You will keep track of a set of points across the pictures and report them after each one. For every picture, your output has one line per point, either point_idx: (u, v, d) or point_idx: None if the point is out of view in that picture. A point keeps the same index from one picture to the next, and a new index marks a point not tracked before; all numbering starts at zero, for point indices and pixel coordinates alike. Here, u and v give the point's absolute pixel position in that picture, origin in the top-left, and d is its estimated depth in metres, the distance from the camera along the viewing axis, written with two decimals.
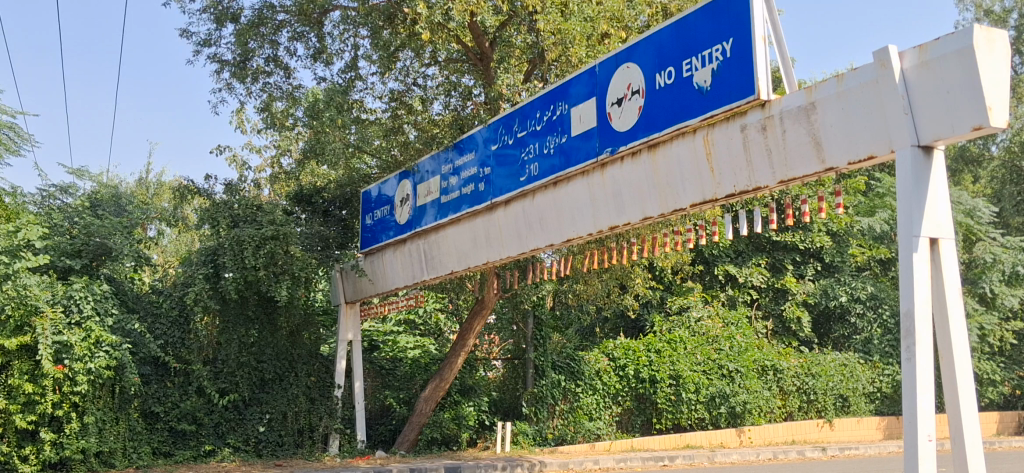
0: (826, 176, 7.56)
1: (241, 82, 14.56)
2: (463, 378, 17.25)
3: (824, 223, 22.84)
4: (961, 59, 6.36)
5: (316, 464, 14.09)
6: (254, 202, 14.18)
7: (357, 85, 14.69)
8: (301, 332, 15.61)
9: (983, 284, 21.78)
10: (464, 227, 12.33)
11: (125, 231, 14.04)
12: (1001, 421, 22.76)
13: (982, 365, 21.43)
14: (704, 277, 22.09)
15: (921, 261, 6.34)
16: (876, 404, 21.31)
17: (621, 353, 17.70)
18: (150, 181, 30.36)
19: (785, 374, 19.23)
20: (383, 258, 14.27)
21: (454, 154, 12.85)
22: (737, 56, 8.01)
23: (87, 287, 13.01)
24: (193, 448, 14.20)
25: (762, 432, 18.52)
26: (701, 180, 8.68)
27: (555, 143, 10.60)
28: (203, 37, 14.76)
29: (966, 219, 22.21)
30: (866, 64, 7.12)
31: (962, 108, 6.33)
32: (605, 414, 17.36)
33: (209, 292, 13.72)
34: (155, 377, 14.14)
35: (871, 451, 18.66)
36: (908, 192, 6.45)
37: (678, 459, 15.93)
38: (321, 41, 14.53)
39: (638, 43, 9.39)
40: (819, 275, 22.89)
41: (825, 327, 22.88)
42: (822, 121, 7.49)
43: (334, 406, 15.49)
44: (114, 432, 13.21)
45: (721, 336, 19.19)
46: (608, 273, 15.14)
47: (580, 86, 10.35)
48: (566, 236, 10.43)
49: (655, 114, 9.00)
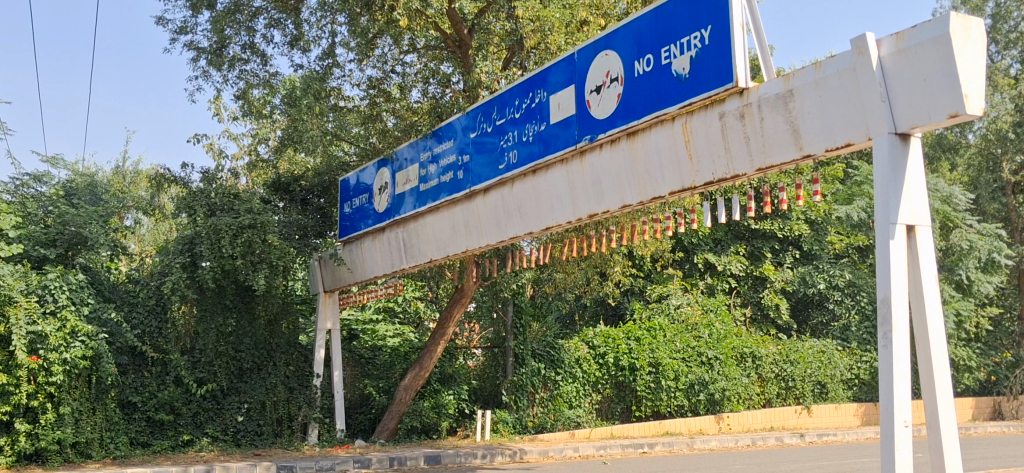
0: (804, 163, 7.57)
1: (217, 69, 14.41)
2: (443, 366, 17.06)
3: (803, 212, 23.03)
4: (938, 47, 6.37)
5: (295, 453, 14.09)
6: (231, 190, 14.10)
7: (334, 72, 14.56)
8: (278, 322, 15.54)
9: (959, 271, 21.99)
10: (443, 217, 12.28)
11: (101, 220, 13.89)
12: (976, 407, 23.06)
13: (958, 352, 21.77)
14: (684, 265, 22.26)
15: (898, 247, 6.38)
16: (854, 390, 21.37)
17: (601, 341, 17.83)
18: (126, 169, 30.07)
19: (764, 361, 19.41)
20: (362, 247, 14.21)
21: (432, 141, 12.79)
22: (716, 43, 7.99)
23: (62, 277, 12.83)
24: (171, 438, 14.05)
25: (740, 418, 18.64)
26: (680, 168, 8.70)
27: (533, 131, 10.56)
28: (179, 25, 14.62)
29: (943, 206, 22.20)
30: (844, 52, 7.12)
31: (937, 96, 6.35)
32: (585, 401, 17.39)
33: (187, 282, 13.60)
34: (132, 368, 14.05)
35: (849, 437, 18.80)
36: (886, 178, 6.48)
37: (657, 446, 16.08)
38: (298, 28, 14.38)
39: (616, 31, 9.35)
40: (798, 263, 23.04)
41: (803, 314, 23.04)
42: (800, 109, 7.49)
43: (313, 395, 15.46)
44: (90, 423, 13.07)
45: (701, 323, 19.27)
46: (587, 261, 15.17)
47: (559, 74, 10.29)
48: (545, 224, 10.42)
49: (634, 101, 8.99)
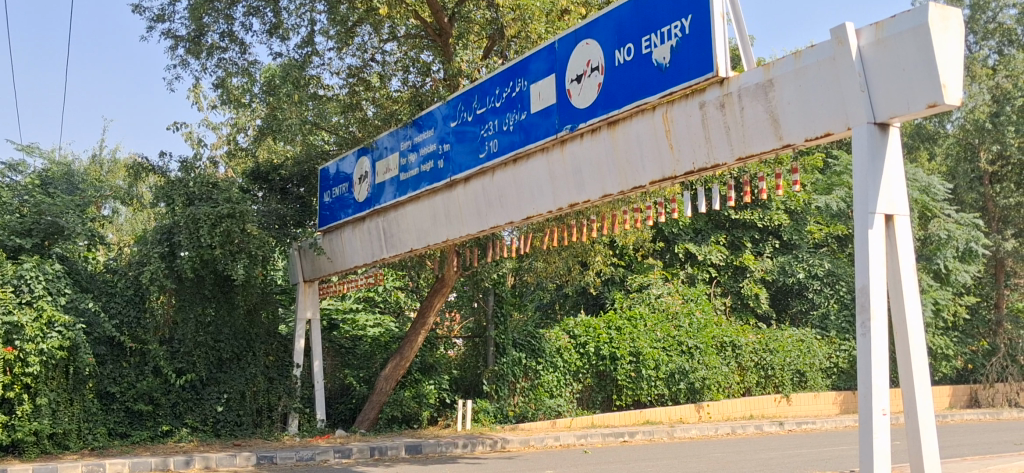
0: (784, 153, 7.58)
1: (195, 58, 14.29)
2: (423, 356, 17.00)
3: (782, 202, 23.14)
4: (917, 37, 6.39)
5: (275, 443, 14.07)
6: (209, 179, 13.99)
7: (313, 60, 14.46)
8: (258, 311, 15.42)
9: (937, 260, 22.15)
10: (423, 206, 12.25)
11: (77, 209, 13.73)
12: (953, 395, 23.36)
13: (936, 340, 22.00)
14: (664, 255, 22.35)
15: (877, 236, 6.43)
16: (833, 379, 21.51)
17: (581, 330, 17.80)
18: (103, 158, 29.90)
19: (743, 350, 19.50)
20: (343, 237, 14.15)
21: (412, 130, 12.73)
22: (696, 33, 7.98)
23: (38, 267, 12.67)
24: (150, 429, 14.04)
25: (720, 407, 18.74)
26: (660, 157, 8.71)
27: (514, 120, 10.53)
28: (157, 13, 14.48)
29: (921, 195, 22.32)
30: (824, 41, 7.12)
31: (916, 86, 6.37)
32: (565, 391, 17.41)
33: (165, 271, 13.49)
34: (110, 358, 13.80)
35: (828, 425, 18.95)
36: (865, 168, 6.51)
37: (638, 435, 16.15)
38: (277, 16, 14.26)
39: (597, 19, 9.33)
40: (778, 252, 23.16)
41: (782, 303, 23.19)
42: (779, 98, 7.49)
43: (293, 385, 15.51)
44: (68, 413, 12.95)
45: (681, 312, 19.37)
46: (568, 251, 15.18)
47: (540, 63, 10.26)
48: (526, 213, 10.41)
49: (614, 90, 8.98)
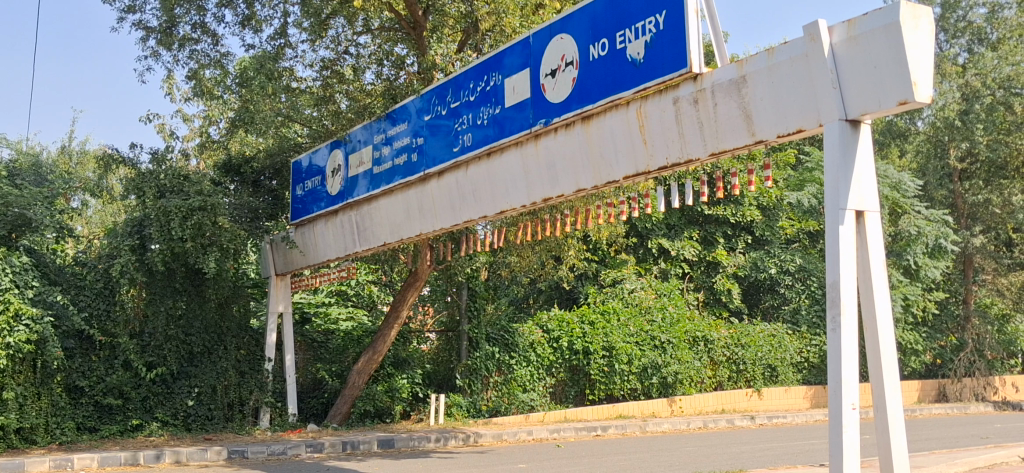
0: (756, 149, 7.61)
1: (167, 49, 14.15)
2: (396, 350, 16.80)
3: (755, 197, 23.28)
4: (888, 35, 6.43)
5: (246, 437, 14.00)
6: (181, 172, 13.90)
7: (287, 52, 14.37)
8: (229, 305, 15.31)
9: (907, 257, 22.36)
10: (397, 200, 12.20)
11: (45, 201, 13.50)
12: (922, 389, 23.66)
13: (905, 335, 22.28)
14: (638, 250, 22.44)
15: (848, 232, 6.48)
16: (803, 373, 21.68)
17: (555, 325, 17.80)
18: (72, 149, 29.60)
19: (715, 345, 19.62)
20: (315, 230, 14.08)
21: (386, 124, 12.67)
22: (670, 28, 7.99)
23: (5, 259, 12.42)
24: (120, 423, 13.92)
25: (692, 401, 18.88)
26: (634, 152, 8.72)
27: (488, 114, 10.51)
28: (127, 4, 14.32)
29: (892, 192, 22.54)
30: (797, 38, 7.14)
31: (887, 83, 6.42)
32: (539, 385, 17.41)
33: (136, 264, 13.41)
34: (79, 351, 13.63)
35: (798, 419, 19.14)
36: (836, 165, 6.57)
37: (611, 429, 16.20)
38: (249, 7, 14.15)
39: (572, 14, 9.32)
40: (749, 248, 23.34)
41: (754, 298, 23.31)
42: (752, 94, 7.51)
43: (264, 379, 15.40)
44: (35, 408, 12.84)
45: (654, 307, 19.43)
46: (541, 245, 15.18)
47: (514, 57, 10.24)
48: (500, 207, 10.40)
49: (589, 85, 8.98)
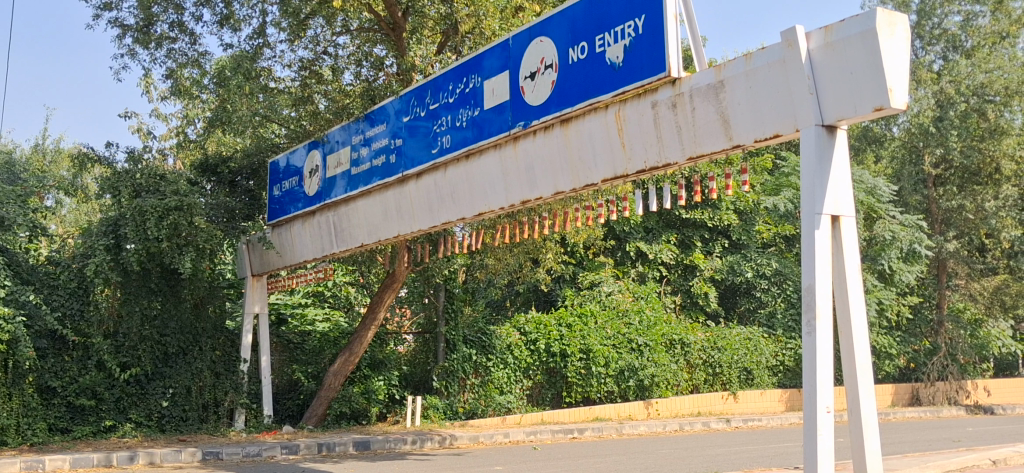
0: (734, 153, 7.65)
1: (144, 47, 14.03)
2: (373, 351, 16.77)
3: (732, 202, 23.44)
4: (864, 41, 6.49)
5: (221, 439, 13.92)
6: (157, 171, 13.75)
7: (265, 52, 14.28)
8: (205, 306, 15.23)
9: (882, 261, 22.53)
10: (374, 201, 12.16)
11: (18, 200, 13.36)
12: (895, 393, 23.87)
13: (879, 339, 22.52)
14: (616, 253, 22.52)
15: (823, 237, 6.53)
16: (778, 377, 21.85)
17: (532, 327, 17.75)
18: (46, 147, 29.38)
19: (691, 348, 19.71)
20: (292, 231, 14.01)
21: (365, 124, 12.63)
22: (649, 33, 8.01)
23: None
24: (93, 424, 13.80)
25: (669, 404, 18.95)
26: (613, 155, 8.74)
27: (467, 116, 10.50)
28: (104, 1, 14.19)
29: (867, 197, 22.64)
30: (774, 44, 7.19)
31: (863, 89, 6.48)
32: (516, 387, 17.38)
33: (111, 264, 13.26)
34: (52, 352, 13.48)
35: (773, 422, 19.25)
36: (812, 169, 6.61)
37: (587, 431, 16.29)
38: (228, 7, 14.07)
39: (551, 17, 9.33)
40: (726, 252, 23.50)
41: (730, 301, 23.41)
42: (730, 99, 7.55)
43: (240, 381, 15.24)
44: (6, 408, 12.73)
45: (631, 310, 19.45)
46: (519, 247, 15.19)
47: (493, 59, 10.23)
48: (477, 209, 10.39)
49: (568, 88, 8.99)
